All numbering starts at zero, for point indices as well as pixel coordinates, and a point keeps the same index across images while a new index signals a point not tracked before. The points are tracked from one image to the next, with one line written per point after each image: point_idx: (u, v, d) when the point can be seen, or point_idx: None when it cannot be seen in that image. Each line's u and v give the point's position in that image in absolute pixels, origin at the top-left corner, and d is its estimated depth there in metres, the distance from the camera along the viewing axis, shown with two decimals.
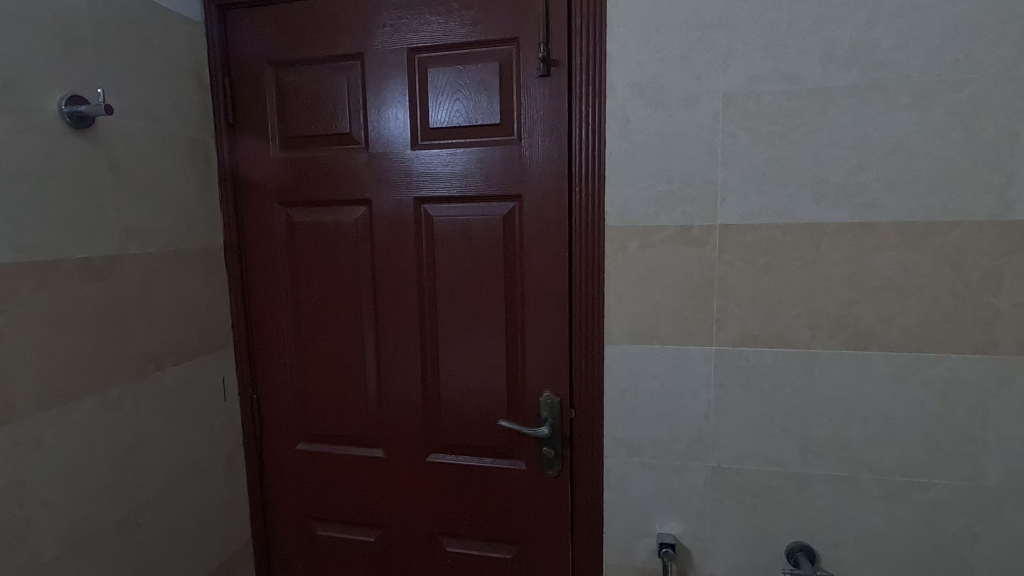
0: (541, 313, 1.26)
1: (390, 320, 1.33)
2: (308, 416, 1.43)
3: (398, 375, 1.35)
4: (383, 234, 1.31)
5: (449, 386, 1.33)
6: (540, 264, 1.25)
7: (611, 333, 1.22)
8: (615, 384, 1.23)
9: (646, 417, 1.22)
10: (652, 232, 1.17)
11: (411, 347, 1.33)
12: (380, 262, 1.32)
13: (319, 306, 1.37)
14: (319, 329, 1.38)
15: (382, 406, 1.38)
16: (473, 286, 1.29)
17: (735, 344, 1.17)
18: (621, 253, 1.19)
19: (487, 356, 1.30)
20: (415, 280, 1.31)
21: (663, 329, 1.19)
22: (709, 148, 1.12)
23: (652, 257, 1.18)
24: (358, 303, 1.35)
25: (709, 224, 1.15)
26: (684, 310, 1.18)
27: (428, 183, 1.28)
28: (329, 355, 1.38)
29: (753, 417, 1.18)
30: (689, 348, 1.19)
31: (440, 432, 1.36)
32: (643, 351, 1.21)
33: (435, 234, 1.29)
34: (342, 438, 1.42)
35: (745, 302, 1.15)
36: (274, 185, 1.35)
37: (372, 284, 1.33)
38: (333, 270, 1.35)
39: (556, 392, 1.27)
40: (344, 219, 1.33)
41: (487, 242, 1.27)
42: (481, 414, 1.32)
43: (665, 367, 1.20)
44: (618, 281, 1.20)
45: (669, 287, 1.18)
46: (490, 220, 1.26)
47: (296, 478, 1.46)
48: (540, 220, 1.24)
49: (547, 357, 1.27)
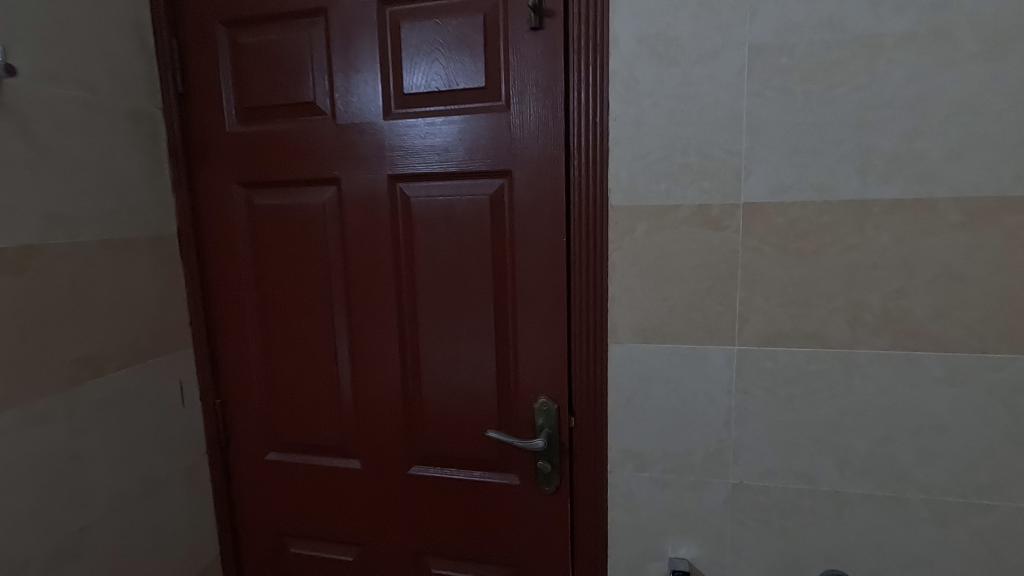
0: (536, 307, 1.10)
1: (366, 315, 1.18)
2: (278, 423, 1.28)
3: (375, 378, 1.20)
4: (355, 218, 1.15)
5: (433, 390, 1.18)
6: (534, 251, 1.08)
7: (618, 331, 1.05)
8: (621, 388, 1.07)
9: (657, 426, 1.06)
10: (664, 212, 1.00)
11: (389, 347, 1.18)
12: (352, 251, 1.16)
13: (286, 301, 1.22)
14: (287, 327, 1.23)
15: (360, 413, 1.22)
16: (458, 278, 1.12)
17: (761, 343, 1.00)
18: (627, 237, 1.02)
19: (475, 357, 1.14)
20: (393, 270, 1.15)
21: (677, 326, 1.03)
22: (732, 113, 0.95)
23: (664, 241, 1.01)
24: (330, 297, 1.19)
25: (732, 202, 0.97)
26: (702, 303, 1.01)
27: (405, 158, 1.11)
28: (299, 356, 1.23)
29: (781, 428, 1.01)
30: (706, 348, 1.02)
31: (424, 441, 1.20)
32: (654, 351, 1.04)
33: (414, 218, 1.12)
34: (316, 448, 1.27)
35: (773, 294, 0.98)
36: (232, 163, 1.19)
37: (344, 275, 1.17)
38: (300, 261, 1.19)
39: (553, 398, 1.11)
40: (311, 202, 1.17)
41: (473, 225, 1.10)
42: (469, 421, 1.17)
43: (679, 370, 1.04)
44: (624, 270, 1.03)
45: (685, 277, 1.01)
46: (477, 201, 1.09)
47: (268, 491, 1.32)
48: (533, 200, 1.07)
49: (544, 357, 1.11)
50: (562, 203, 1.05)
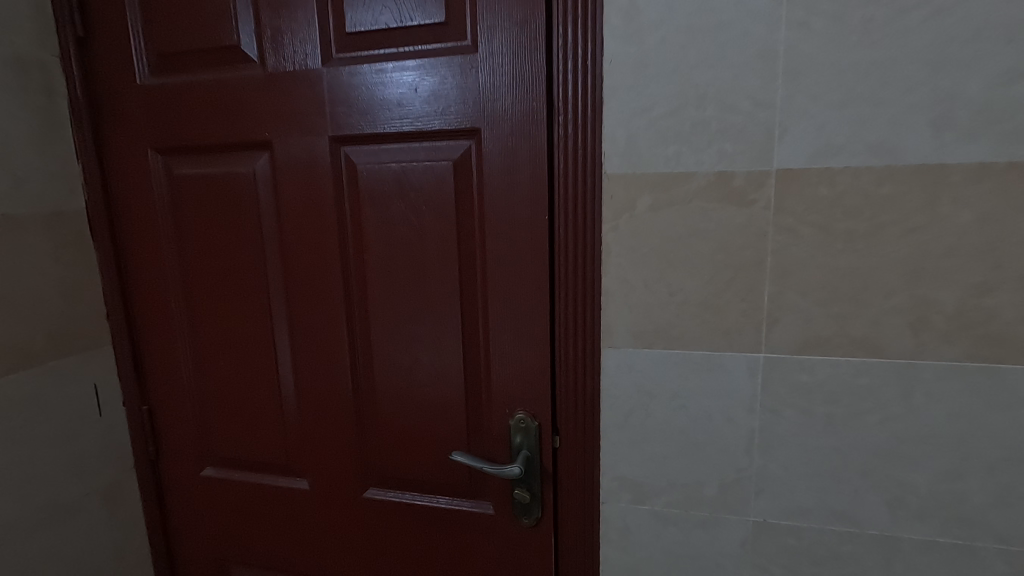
0: (512, 302, 0.89)
1: (308, 309, 0.97)
2: (213, 434, 1.09)
3: (321, 384, 1.00)
4: (292, 192, 0.94)
5: (390, 401, 0.98)
6: (509, 232, 0.87)
7: (613, 332, 0.84)
8: (617, 403, 0.86)
9: (660, 450, 0.86)
10: (673, 182, 0.78)
11: (337, 348, 0.98)
12: (290, 232, 0.95)
13: (215, 291, 1.02)
14: (218, 322, 1.03)
15: (306, 425, 1.03)
16: (416, 265, 0.91)
17: (794, 350, 0.79)
18: (626, 214, 0.80)
19: (439, 361, 0.94)
20: (338, 256, 0.94)
21: (688, 328, 0.82)
22: (764, 50, 0.72)
23: (672, 220, 0.79)
24: (266, 288, 0.99)
25: (760, 169, 0.75)
26: (721, 299, 0.80)
27: (349, 116, 0.89)
28: (233, 357, 1.03)
29: (816, 456, 0.81)
30: (724, 354, 0.81)
31: (380, 460, 1.01)
32: (658, 358, 0.84)
33: (362, 190, 0.91)
34: (257, 464, 1.08)
35: (812, 288, 0.76)
36: (145, 125, 0.98)
37: (281, 261, 0.97)
38: (231, 243, 0.99)
39: (533, 413, 0.91)
40: (239, 172, 0.96)
41: (434, 200, 0.89)
42: (432, 438, 0.97)
43: (690, 382, 0.83)
44: (621, 256, 0.82)
45: (699, 266, 0.80)
46: (437, 170, 0.88)
47: (204, 511, 1.13)
48: (508, 169, 0.85)
49: (521, 364, 0.90)
50: (544, 172, 0.84)
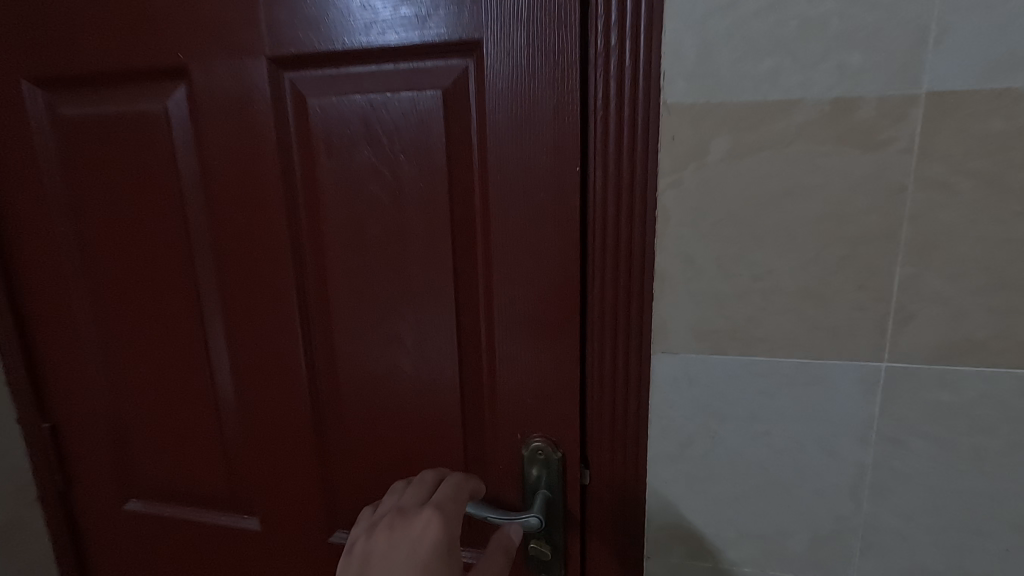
0: (525, 290, 0.64)
1: (249, 298, 0.72)
2: (136, 459, 0.85)
3: (271, 398, 0.76)
4: (218, 138, 0.68)
5: (362, 420, 0.74)
6: (521, 192, 0.61)
7: (669, 331, 0.60)
8: (672, 428, 0.63)
9: (729, 490, 0.63)
10: (765, 116, 0.53)
11: (288, 352, 0.73)
12: (219, 195, 0.69)
13: (125, 275, 0.76)
14: (131, 316, 0.78)
15: (253, 450, 0.79)
16: (392, 240, 0.66)
17: (932, 357, 0.55)
18: (693, 164, 0.56)
19: (426, 369, 0.70)
20: (285, 227, 0.68)
21: (777, 325, 0.58)
22: None
23: (762, 171, 0.55)
24: (192, 270, 0.74)
25: (902, 93, 0.50)
26: (828, 286, 0.56)
27: (293, 27, 0.62)
28: (154, 361, 0.79)
29: (951, 504, 0.58)
30: (828, 363, 0.58)
31: (352, 495, 0.78)
32: (732, 367, 0.60)
33: (313, 135, 0.65)
34: (193, 498, 0.84)
35: (966, 270, 0.53)
36: (15, 48, 0.71)
37: (210, 235, 0.72)
38: (142, 209, 0.73)
39: (552, 440, 0.67)
40: (146, 111, 0.69)
41: (416, 149, 0.63)
42: (418, 467, 0.74)
43: (776, 402, 0.60)
44: (683, 224, 0.57)
45: (798, 238, 0.55)
46: (420, 105, 0.62)
47: (131, 553, 0.89)
48: (520, 102, 0.59)
49: (537, 374, 0.66)
50: (574, 105, 0.58)
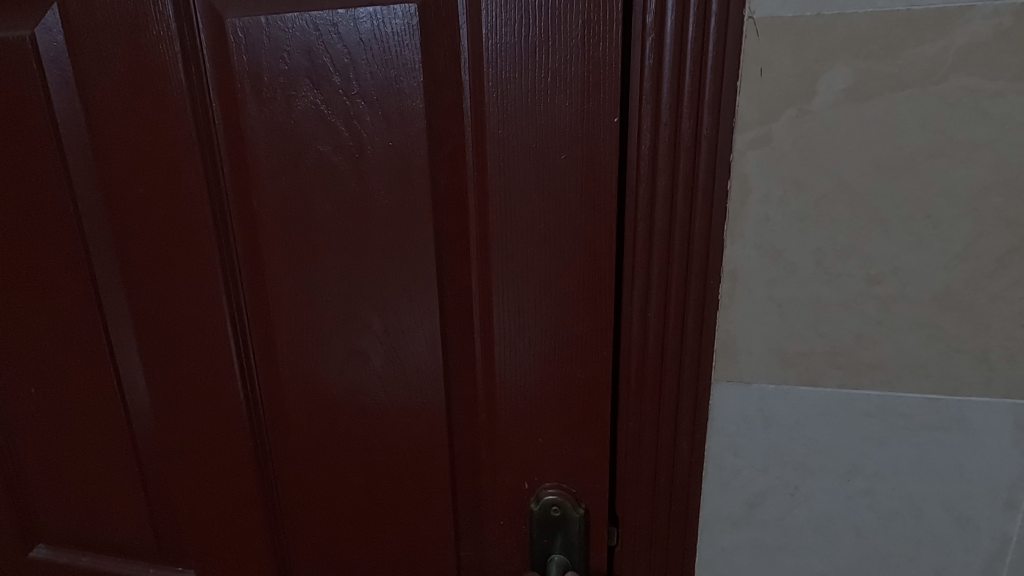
0: (537, 295, 0.46)
1: (166, 301, 0.54)
2: (40, 497, 0.67)
3: (201, 428, 0.58)
4: (108, 80, 0.49)
5: (319, 458, 0.57)
6: (534, 156, 0.43)
7: (739, 352, 0.43)
8: (736, 480, 0.46)
9: (812, 564, 0.47)
10: (906, 37, 0.35)
11: (220, 370, 0.55)
12: (117, 162, 0.51)
13: (1, 267, 0.57)
14: (16, 321, 0.59)
15: (182, 490, 0.62)
16: (350, 223, 0.48)
17: None
18: (792, 111, 0.37)
19: (402, 397, 0.52)
20: (208, 206, 0.50)
21: (899, 347, 0.41)
22: None
23: (895, 122, 0.37)
24: (90, 263, 0.55)
25: None
26: (979, 293, 0.39)
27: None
28: (52, 380, 0.61)
29: None
30: (968, 400, 0.41)
31: (309, 549, 0.61)
32: (828, 403, 0.43)
33: (237, 75, 0.46)
34: (114, 545, 0.68)
35: None
36: None
37: (107, 215, 0.53)
38: (15, 181, 0.54)
39: (570, 492, 0.50)
40: (7, 41, 0.50)
41: (382, 92, 0.44)
42: (394, 518, 0.57)
43: (886, 452, 0.43)
44: (770, 202, 0.39)
45: (941, 222, 0.38)
46: (386, 27, 0.43)
47: None
48: (533, 22, 0.40)
49: (549, 406, 0.49)
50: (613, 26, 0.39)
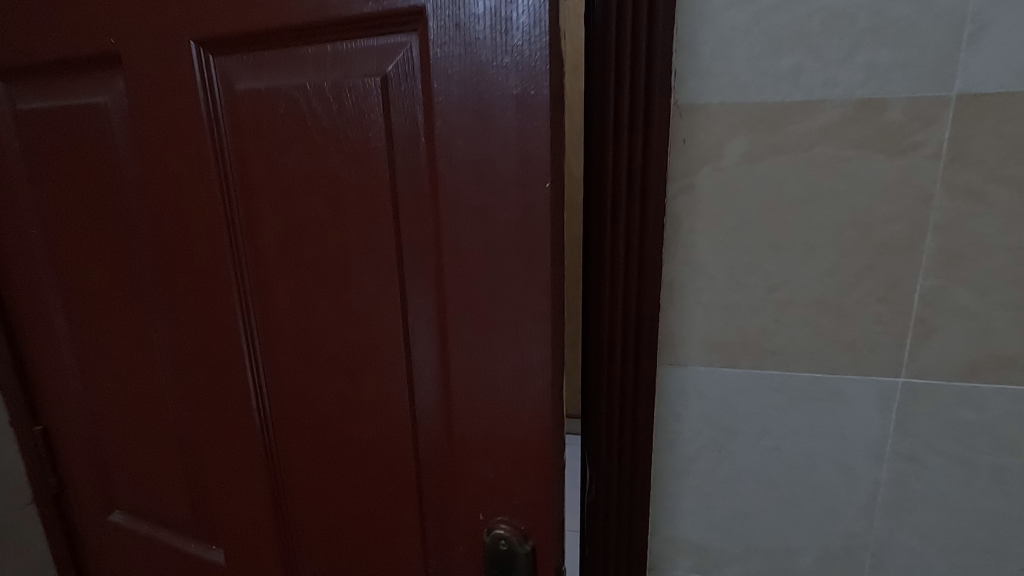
0: (489, 335, 0.52)
1: (192, 309, 0.66)
2: (111, 462, 0.83)
3: (224, 423, 0.70)
4: (150, 136, 0.60)
5: (310, 443, 0.66)
6: (477, 216, 0.48)
7: (677, 343, 0.58)
8: (679, 440, 0.61)
9: (738, 506, 0.61)
10: (783, 118, 0.50)
11: (244, 384, 0.66)
12: (157, 199, 0.62)
13: (87, 278, 0.73)
14: (95, 320, 0.75)
15: (209, 466, 0.74)
16: (336, 275, 0.57)
17: (956, 374, 0.53)
18: (705, 170, 0.53)
19: (374, 400, 0.60)
20: (230, 254, 0.61)
21: (793, 339, 0.55)
22: None
23: (779, 178, 0.51)
24: (143, 278, 0.69)
25: (935, 94, 0.47)
26: (847, 299, 0.53)
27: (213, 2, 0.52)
28: (120, 367, 0.76)
29: (968, 525, 0.56)
30: (844, 379, 0.55)
31: (306, 520, 0.71)
32: (744, 380, 0.57)
33: (247, 136, 0.56)
34: (163, 503, 0.82)
35: (996, 285, 0.50)
36: None
37: (153, 240, 0.65)
38: (93, 213, 0.68)
39: (517, 523, 0.57)
40: (88, 107, 0.63)
41: (357, 157, 0.52)
42: (369, 499, 0.65)
43: (789, 419, 0.57)
44: (695, 232, 0.54)
45: (816, 248, 0.52)
46: (364, 106, 0.50)
47: (121, 555, 0.89)
48: (474, 109, 0.45)
49: (494, 441, 0.55)
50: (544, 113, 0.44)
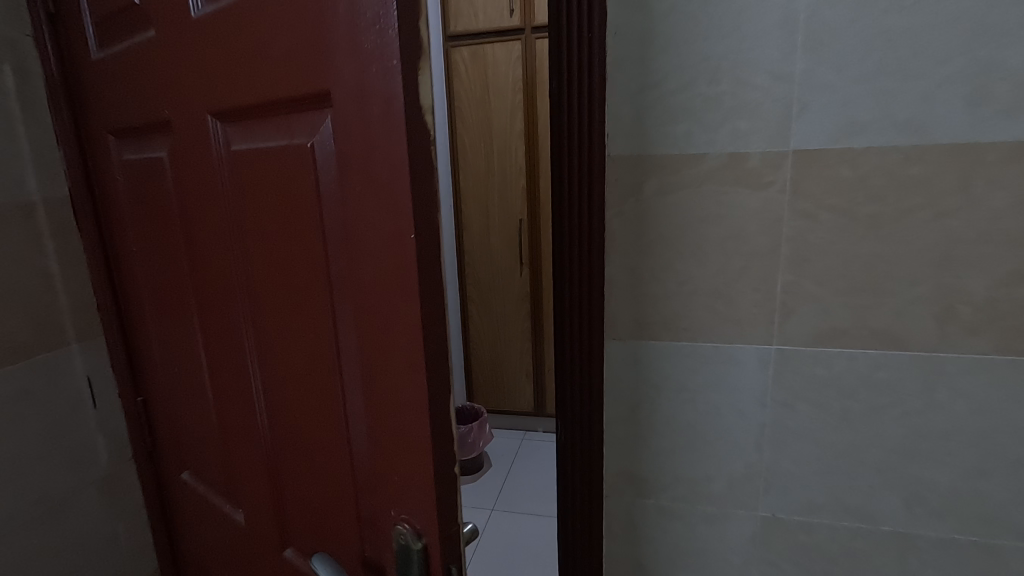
0: (390, 376, 0.50)
1: (217, 323, 0.75)
2: (180, 438, 0.99)
3: (237, 422, 0.77)
4: (189, 177, 0.70)
5: (286, 456, 0.69)
6: (373, 259, 0.48)
7: (617, 322, 0.81)
8: (623, 394, 0.83)
9: (668, 444, 0.83)
10: (681, 163, 0.73)
11: (246, 391, 0.73)
12: (197, 228, 0.73)
13: (162, 290, 0.88)
14: (167, 324, 0.90)
15: (233, 458, 0.82)
16: (290, 293, 0.59)
17: (810, 342, 0.74)
18: (632, 200, 0.76)
19: (320, 425, 0.61)
20: (233, 275, 0.68)
21: (699, 318, 0.78)
22: (785, 20, 0.66)
23: (685, 204, 0.74)
24: (191, 293, 0.80)
25: (778, 149, 0.70)
26: (732, 290, 0.75)
27: (209, 67, 0.59)
28: (182, 365, 0.89)
29: (830, 452, 0.77)
30: (735, 347, 0.77)
31: (290, 527, 0.74)
32: (666, 348, 0.80)
33: (235, 176, 0.62)
34: (210, 481, 0.94)
35: (831, 279, 0.72)
36: (99, 104, 0.87)
37: (195, 262, 0.76)
38: (164, 238, 0.82)
39: (415, 521, 0.52)
40: (160, 154, 0.77)
41: (295, 206, 0.54)
42: (323, 516, 0.65)
43: (701, 375, 0.79)
44: (625, 242, 0.78)
45: (710, 253, 0.75)
46: (296, 161, 0.52)
47: (188, 517, 1.05)
48: (364, 169, 0.45)
49: (397, 460, 0.52)
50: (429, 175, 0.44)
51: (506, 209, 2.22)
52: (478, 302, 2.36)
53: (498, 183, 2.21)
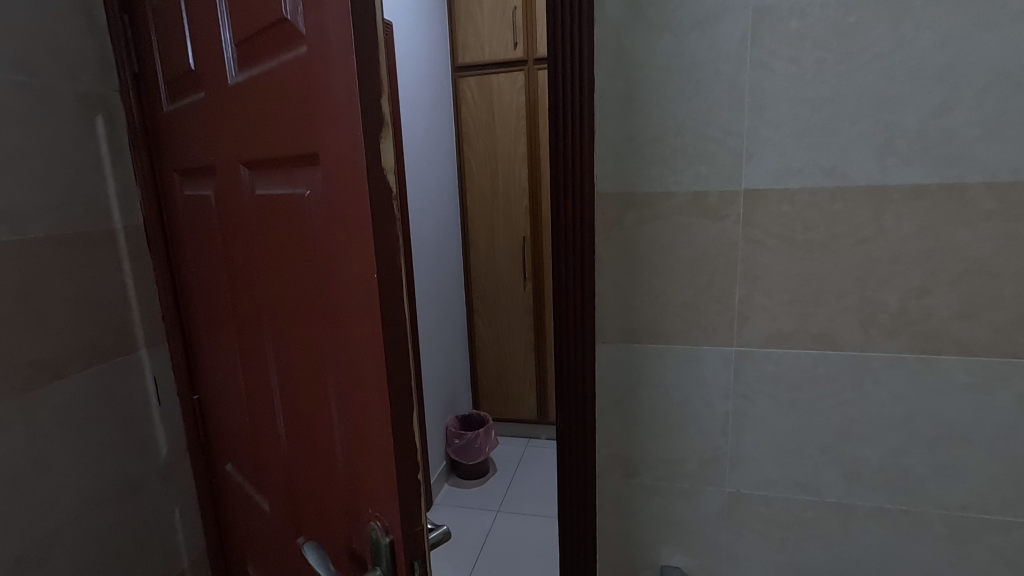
0: (363, 390, 0.64)
1: (252, 334, 0.90)
2: (223, 434, 1.14)
3: (267, 419, 0.92)
4: (232, 215, 0.86)
5: (302, 451, 0.83)
6: (350, 296, 0.61)
7: (604, 329, 0.98)
8: (609, 389, 1.00)
9: (648, 430, 0.99)
10: (653, 200, 0.90)
11: (272, 393, 0.88)
12: (238, 256, 0.89)
13: (212, 306, 1.04)
14: (214, 334, 1.05)
15: (264, 450, 0.97)
16: (300, 314, 0.74)
17: (763, 344, 0.91)
18: (615, 229, 0.93)
19: (322, 426, 0.75)
20: (263, 296, 0.83)
21: (671, 325, 0.94)
22: (734, 88, 0.84)
23: (657, 231, 0.91)
24: (232, 309, 0.96)
25: (731, 188, 0.87)
26: (696, 301, 0.92)
27: (246, 132, 0.75)
28: (225, 369, 1.05)
29: (782, 435, 0.93)
30: (703, 348, 0.94)
31: (302, 513, 0.88)
32: (645, 350, 0.97)
33: (263, 219, 0.77)
34: (245, 472, 1.09)
35: (777, 293, 0.89)
36: (169, 149, 1.04)
37: (235, 283, 0.92)
38: (213, 262, 0.99)
39: (384, 516, 0.65)
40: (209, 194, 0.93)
41: (302, 247, 0.69)
42: (326, 504, 0.79)
43: (675, 372, 0.96)
44: (608, 263, 0.95)
45: (678, 271, 0.92)
46: (303, 212, 0.67)
47: (229, 504, 1.20)
48: (340, 222, 0.59)
49: (371, 462, 0.65)
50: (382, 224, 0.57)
51: (511, 228, 2.40)
52: (484, 315, 2.53)
53: (502, 204, 2.39)
